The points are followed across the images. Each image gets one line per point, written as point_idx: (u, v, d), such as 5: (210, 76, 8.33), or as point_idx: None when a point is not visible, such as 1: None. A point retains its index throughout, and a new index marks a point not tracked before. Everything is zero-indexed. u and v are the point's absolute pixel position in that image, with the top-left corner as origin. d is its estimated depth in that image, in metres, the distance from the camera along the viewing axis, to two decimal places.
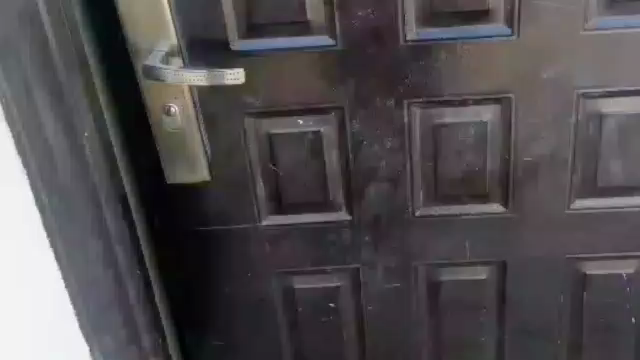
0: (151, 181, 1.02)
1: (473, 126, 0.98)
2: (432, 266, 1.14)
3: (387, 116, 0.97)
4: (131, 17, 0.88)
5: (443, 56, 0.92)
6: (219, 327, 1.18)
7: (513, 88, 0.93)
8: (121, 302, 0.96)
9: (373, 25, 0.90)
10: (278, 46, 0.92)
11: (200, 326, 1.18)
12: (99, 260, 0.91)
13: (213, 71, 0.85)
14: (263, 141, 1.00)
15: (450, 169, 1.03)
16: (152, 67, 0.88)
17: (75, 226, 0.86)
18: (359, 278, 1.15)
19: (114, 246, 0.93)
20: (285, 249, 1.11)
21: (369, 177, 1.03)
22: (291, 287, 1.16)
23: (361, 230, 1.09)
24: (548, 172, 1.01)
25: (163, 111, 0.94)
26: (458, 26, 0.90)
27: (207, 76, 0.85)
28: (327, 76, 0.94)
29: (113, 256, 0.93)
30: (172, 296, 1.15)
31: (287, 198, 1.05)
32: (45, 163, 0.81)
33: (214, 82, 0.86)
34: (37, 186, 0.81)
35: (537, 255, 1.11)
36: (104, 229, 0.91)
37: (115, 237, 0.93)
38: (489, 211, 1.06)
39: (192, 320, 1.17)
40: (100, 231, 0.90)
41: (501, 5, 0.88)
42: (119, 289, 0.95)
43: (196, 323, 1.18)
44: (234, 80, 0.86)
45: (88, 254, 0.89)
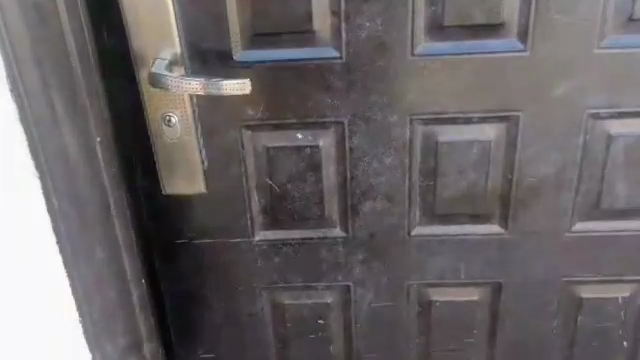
0: (144, 190, 0.98)
1: (476, 144, 0.95)
2: (425, 286, 1.11)
3: (389, 131, 0.94)
4: (135, 23, 0.84)
5: (451, 71, 0.89)
6: (207, 340, 1.14)
7: (521, 106, 0.91)
8: (111, 312, 0.92)
9: (381, 38, 0.86)
10: (282, 56, 0.88)
11: (188, 338, 1.14)
12: (90, 265, 0.87)
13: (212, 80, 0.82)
14: (260, 154, 0.96)
15: (449, 188, 0.99)
16: (156, 74, 0.85)
17: (88, 234, 0.86)
18: (350, 297, 1.11)
19: (123, 255, 0.92)
20: (276, 265, 1.07)
21: (366, 193, 1.00)
22: (281, 303, 1.12)
23: (355, 247, 1.06)
24: (551, 191, 0.98)
25: (162, 121, 0.90)
26: (469, 40, 0.87)
27: (205, 84, 0.82)
28: (329, 88, 0.90)
29: (120, 263, 0.92)
30: (161, 309, 1.10)
31: (281, 213, 1.01)
32: (56, 159, 0.80)
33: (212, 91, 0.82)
34: (50, 187, 0.81)
35: (533, 276, 1.08)
36: (112, 237, 0.89)
37: (124, 244, 0.92)
38: (487, 231, 1.04)
39: (181, 332, 1.13)
40: (108, 240, 0.89)
41: (514, 22, 0.85)
42: (109, 298, 0.92)
43: (184, 335, 1.14)
44: (235, 91, 0.82)
45: (82, 255, 0.86)
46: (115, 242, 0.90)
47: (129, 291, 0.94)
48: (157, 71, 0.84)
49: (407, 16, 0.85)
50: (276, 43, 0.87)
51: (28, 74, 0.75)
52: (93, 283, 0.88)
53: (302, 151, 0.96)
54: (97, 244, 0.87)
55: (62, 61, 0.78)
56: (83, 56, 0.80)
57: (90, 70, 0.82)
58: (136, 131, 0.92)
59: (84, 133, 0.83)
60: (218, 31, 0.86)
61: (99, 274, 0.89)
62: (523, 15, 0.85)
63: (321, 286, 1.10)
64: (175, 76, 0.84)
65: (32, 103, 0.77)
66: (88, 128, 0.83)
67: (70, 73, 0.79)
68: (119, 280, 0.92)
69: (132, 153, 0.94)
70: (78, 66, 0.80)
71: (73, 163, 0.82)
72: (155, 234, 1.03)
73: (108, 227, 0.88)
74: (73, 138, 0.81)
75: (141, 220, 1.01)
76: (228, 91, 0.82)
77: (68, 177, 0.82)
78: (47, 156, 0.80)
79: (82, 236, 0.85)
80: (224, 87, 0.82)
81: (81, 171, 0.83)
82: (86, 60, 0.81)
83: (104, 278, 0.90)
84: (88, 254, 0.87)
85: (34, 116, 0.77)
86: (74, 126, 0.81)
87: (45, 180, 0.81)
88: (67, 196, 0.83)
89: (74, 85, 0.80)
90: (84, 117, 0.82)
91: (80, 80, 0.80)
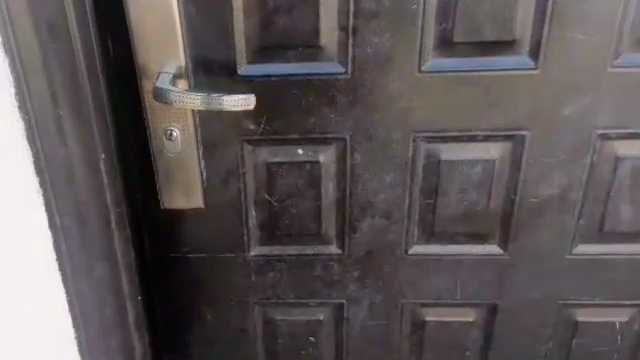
0: (143, 202, 0.95)
1: (479, 163, 0.93)
2: (419, 306, 1.08)
3: (390, 149, 0.92)
4: (142, 33, 0.81)
5: (459, 89, 0.87)
6: (198, 353, 1.12)
7: (528, 126, 0.90)
8: (102, 317, 0.90)
9: (389, 52, 0.84)
10: (286, 70, 0.86)
11: (179, 351, 1.12)
12: (85, 267, 0.86)
13: (212, 95, 0.79)
14: (260, 170, 0.94)
15: (450, 207, 0.97)
16: (161, 89, 0.81)
17: (87, 237, 0.84)
18: (342, 314, 1.08)
19: (122, 275, 0.90)
20: (270, 281, 1.04)
21: (365, 211, 0.97)
22: (272, 319, 1.09)
23: (350, 265, 1.03)
24: (554, 212, 0.97)
25: (162, 135, 0.88)
26: (479, 58, 0.85)
27: (204, 99, 0.79)
28: (334, 102, 0.88)
29: (117, 280, 0.89)
30: (154, 322, 1.08)
31: (278, 229, 0.99)
32: (52, 158, 0.78)
33: (213, 107, 0.79)
34: (46, 184, 0.79)
35: (531, 298, 1.06)
36: (112, 254, 0.87)
37: (122, 262, 0.89)
38: (486, 252, 1.02)
39: (172, 345, 1.11)
40: (105, 248, 0.86)
41: (525, 40, 0.84)
42: (100, 306, 0.89)
43: (175, 348, 1.11)
44: (235, 107, 0.79)
45: (75, 257, 0.84)
46: (114, 261, 0.88)
47: (124, 309, 0.92)
48: (162, 84, 0.81)
49: (417, 32, 0.83)
50: (281, 55, 0.85)
51: (31, 72, 0.74)
52: (90, 296, 0.87)
53: (302, 167, 0.94)
54: (95, 258, 0.86)
55: (69, 63, 0.75)
56: (90, 63, 0.77)
57: (96, 77, 0.79)
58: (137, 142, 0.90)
59: (86, 148, 0.80)
60: (223, 41, 0.84)
61: (95, 289, 0.87)
62: (534, 34, 0.84)
63: (314, 303, 1.07)
64: (180, 91, 0.80)
65: (33, 100, 0.75)
66: (92, 143, 0.80)
67: (77, 79, 0.76)
68: (115, 297, 0.90)
69: (133, 165, 0.91)
70: (85, 75, 0.77)
71: (77, 175, 0.80)
72: (151, 247, 1.00)
73: (107, 243, 0.86)
74: (77, 151, 0.79)
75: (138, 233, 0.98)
76: (228, 107, 0.79)
77: (69, 189, 0.81)
78: (45, 153, 0.78)
79: (81, 249, 0.84)
80: (224, 103, 0.79)
81: (83, 186, 0.81)
82: (93, 68, 0.78)
83: (101, 293, 0.88)
84: (85, 269, 0.86)
85: (38, 127, 0.76)
86: (80, 138, 0.79)
87: (42, 176, 0.79)
88: (66, 195, 0.81)
89: (80, 95, 0.77)
90: (89, 129, 0.79)
91: (86, 84, 0.77)
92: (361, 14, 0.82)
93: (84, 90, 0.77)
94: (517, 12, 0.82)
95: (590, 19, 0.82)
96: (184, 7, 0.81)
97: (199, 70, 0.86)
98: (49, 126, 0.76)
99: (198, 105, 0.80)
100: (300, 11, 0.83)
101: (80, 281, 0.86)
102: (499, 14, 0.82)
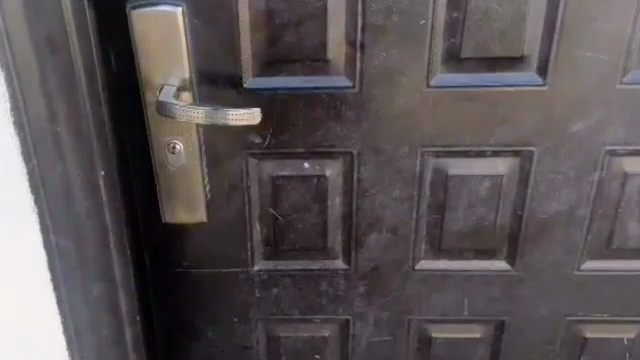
0: (145, 213, 0.96)
1: (487, 179, 0.92)
2: (425, 323, 1.07)
3: (397, 164, 0.91)
4: (146, 45, 0.80)
5: (466, 104, 0.86)
6: None
7: (537, 142, 0.89)
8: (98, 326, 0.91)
9: (396, 68, 0.84)
10: (293, 84, 0.86)
11: None
12: (81, 283, 0.86)
13: (215, 111, 0.78)
14: (266, 185, 0.93)
15: (457, 224, 0.96)
16: (164, 102, 0.81)
17: (83, 249, 0.85)
18: (347, 330, 1.07)
19: (120, 291, 0.93)
20: (274, 296, 1.04)
21: (371, 226, 0.96)
22: (276, 335, 1.08)
23: (356, 281, 1.02)
24: (562, 228, 0.96)
25: (166, 148, 0.87)
26: (486, 73, 0.85)
27: (207, 114, 0.78)
28: (340, 117, 0.87)
29: (116, 300, 0.93)
30: (154, 335, 1.07)
31: (283, 244, 0.98)
32: (49, 171, 0.79)
33: (216, 122, 0.79)
34: (41, 200, 0.79)
35: (539, 315, 1.05)
36: (108, 265, 0.90)
37: (121, 281, 0.93)
38: (493, 268, 1.01)
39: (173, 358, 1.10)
40: (100, 254, 0.88)
41: (535, 56, 0.84)
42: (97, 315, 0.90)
43: None
44: (237, 122, 0.79)
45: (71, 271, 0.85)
46: (111, 270, 0.91)
47: (123, 330, 0.96)
48: (164, 98, 0.81)
49: (425, 47, 0.83)
50: (288, 69, 0.85)
51: (30, 88, 0.74)
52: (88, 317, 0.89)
53: (308, 181, 0.93)
54: (97, 277, 0.88)
55: (69, 74, 0.77)
56: (90, 76, 0.80)
57: (95, 86, 0.82)
58: (139, 154, 0.91)
59: (86, 162, 0.83)
60: (231, 55, 0.83)
61: (94, 307, 0.89)
62: (544, 50, 0.83)
63: (319, 319, 1.06)
64: (183, 104, 0.80)
65: (32, 115, 0.76)
66: (92, 161, 0.83)
67: (76, 90, 0.79)
68: (111, 307, 0.92)
69: (134, 175, 0.93)
70: (85, 91, 0.80)
71: (75, 192, 0.82)
72: (151, 259, 1.00)
73: (104, 262, 0.89)
74: (77, 171, 0.82)
75: (139, 247, 0.98)
76: (230, 122, 0.79)
77: (68, 211, 0.82)
78: (41, 169, 0.78)
79: (77, 268, 0.85)
80: (227, 119, 0.78)
81: (81, 208, 0.83)
82: (92, 78, 0.81)
83: (98, 310, 0.90)
84: (82, 288, 0.87)
85: (34, 139, 0.77)
86: (79, 151, 0.81)
87: (38, 194, 0.79)
88: (63, 209, 0.81)
89: (80, 111, 0.80)
90: (89, 141, 0.82)
91: (84, 93, 0.80)
92: (369, 29, 0.81)
93: (84, 102, 0.80)
94: (526, 28, 0.82)
95: (600, 36, 0.82)
96: (189, 20, 0.81)
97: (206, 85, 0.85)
98: (46, 147, 0.78)
99: (201, 120, 0.79)
100: (308, 26, 0.82)
101: (77, 301, 0.87)
102: (508, 31, 0.82)
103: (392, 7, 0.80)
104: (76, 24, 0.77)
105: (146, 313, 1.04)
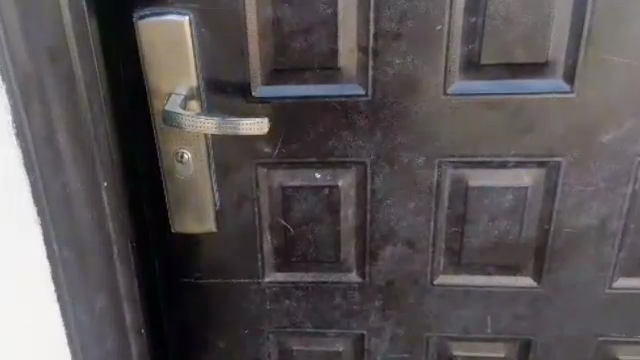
0: (154, 221, 0.93)
1: (510, 191, 0.87)
2: (445, 339, 1.01)
3: (412, 175, 0.86)
4: (153, 55, 0.76)
5: (487, 113, 0.81)
6: None
7: (563, 153, 0.83)
8: (104, 335, 0.87)
9: (411, 75, 0.79)
10: (303, 91, 0.81)
11: None
12: (84, 289, 0.82)
13: (227, 121, 0.75)
14: (276, 194, 0.89)
15: (478, 237, 0.91)
16: (169, 111, 0.77)
17: (87, 256, 0.82)
18: (362, 345, 1.03)
19: (123, 302, 0.89)
20: (286, 308, 0.99)
21: (386, 238, 0.91)
22: (289, 348, 1.04)
23: (371, 294, 0.97)
24: (592, 244, 0.90)
25: (174, 158, 0.83)
26: (509, 80, 0.79)
27: (219, 124, 0.75)
28: (352, 126, 0.82)
29: (120, 312, 0.89)
30: (166, 345, 1.04)
31: (294, 256, 0.94)
32: (50, 172, 0.75)
33: (227, 132, 0.75)
34: (41, 202, 0.75)
35: (567, 334, 0.99)
36: (113, 277, 0.86)
37: (125, 294, 0.89)
38: (517, 284, 0.95)
39: None
40: (104, 262, 0.84)
41: (561, 62, 0.78)
42: (101, 324, 0.86)
43: None
44: (251, 132, 0.75)
45: (76, 276, 0.81)
46: (115, 282, 0.87)
47: (128, 342, 0.92)
48: (171, 107, 0.77)
49: (441, 54, 0.77)
50: (298, 76, 0.81)
51: (28, 88, 0.70)
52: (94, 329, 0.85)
53: (320, 192, 0.88)
54: (98, 291, 0.84)
55: (68, 76, 0.74)
56: (90, 81, 0.77)
57: (95, 89, 0.78)
58: (145, 162, 0.88)
59: (88, 169, 0.79)
60: (238, 63, 0.79)
61: (97, 318, 0.85)
62: (571, 55, 0.77)
63: (333, 333, 1.02)
64: (189, 115, 0.75)
65: (30, 115, 0.71)
66: (94, 168, 0.80)
67: (75, 93, 0.75)
68: (114, 319, 0.88)
69: (143, 184, 0.90)
70: (85, 95, 0.76)
71: (75, 201, 0.78)
72: (161, 270, 0.97)
73: (108, 273, 0.85)
74: (80, 182, 0.78)
75: (148, 257, 0.95)
76: (243, 132, 0.75)
77: (69, 224, 0.78)
78: (43, 171, 0.74)
79: (83, 282, 0.82)
80: (239, 129, 0.75)
81: (84, 217, 0.80)
82: (92, 82, 0.77)
83: (103, 322, 0.86)
84: (88, 300, 0.83)
85: (34, 142, 0.72)
86: (80, 157, 0.78)
87: (38, 195, 0.75)
88: (65, 213, 0.78)
89: (80, 115, 0.76)
90: (89, 146, 0.78)
91: (83, 97, 0.76)
92: (381, 35, 0.77)
93: (84, 106, 0.77)
94: (551, 33, 0.76)
95: (632, 42, 0.75)
96: (196, 29, 0.77)
97: (212, 93, 0.81)
98: (47, 152, 0.74)
99: (212, 130, 0.75)
100: (317, 31, 0.77)
101: (82, 312, 0.83)
102: (532, 35, 0.76)
103: (406, 12, 0.75)
104: (76, 30, 0.73)
105: (156, 324, 1.01)
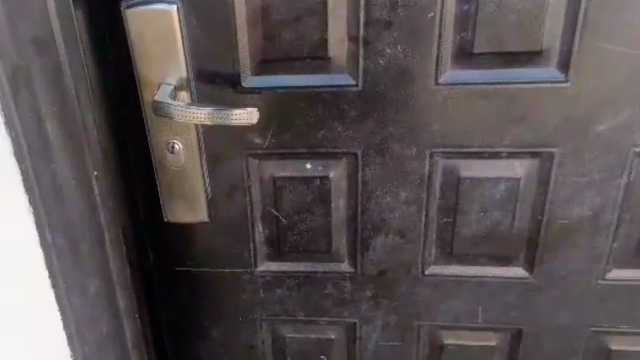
0: (148, 211, 0.92)
1: (503, 181, 0.86)
2: (437, 328, 1.01)
3: (404, 166, 0.85)
4: (142, 45, 0.75)
5: (480, 103, 0.79)
6: None
7: (557, 144, 0.82)
8: (96, 323, 0.86)
9: (403, 64, 0.77)
10: (294, 81, 0.80)
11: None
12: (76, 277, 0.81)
13: (222, 110, 0.73)
14: (267, 184, 0.88)
15: (471, 228, 0.90)
16: (159, 102, 0.75)
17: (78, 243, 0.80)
18: (354, 333, 1.02)
19: (116, 291, 0.88)
20: (278, 297, 0.99)
21: (378, 228, 0.91)
22: (281, 336, 1.04)
23: (363, 284, 0.97)
24: (585, 235, 0.89)
25: (165, 149, 0.82)
26: (502, 71, 0.78)
27: (214, 115, 0.73)
28: (343, 116, 0.81)
29: (113, 301, 0.88)
30: (161, 332, 1.04)
31: (286, 245, 0.93)
32: (40, 158, 0.73)
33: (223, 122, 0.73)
34: (32, 188, 0.74)
35: (559, 324, 0.98)
36: (105, 265, 0.85)
37: (118, 282, 0.88)
38: (509, 275, 0.94)
39: (180, 354, 1.07)
40: (94, 250, 0.83)
41: (554, 51, 0.76)
42: (93, 311, 0.85)
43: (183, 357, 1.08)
44: (246, 121, 0.74)
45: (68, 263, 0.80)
46: (107, 270, 0.86)
47: (122, 329, 0.91)
48: (161, 97, 0.76)
49: (434, 43, 0.76)
50: (287, 65, 0.79)
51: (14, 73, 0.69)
52: (86, 317, 0.84)
53: (311, 182, 0.87)
54: (90, 278, 0.83)
55: (53, 63, 0.72)
56: (76, 69, 0.75)
57: (83, 77, 0.77)
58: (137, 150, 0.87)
59: (77, 157, 0.78)
60: (226, 52, 0.78)
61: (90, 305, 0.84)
62: (565, 44, 0.76)
63: (326, 322, 1.01)
64: (180, 105, 0.74)
65: (19, 102, 0.70)
66: (83, 157, 0.78)
67: (62, 81, 0.73)
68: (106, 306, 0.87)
69: (136, 174, 0.89)
70: (71, 83, 0.75)
71: (63, 191, 0.77)
72: (155, 259, 0.96)
73: (101, 262, 0.85)
74: (69, 171, 0.77)
75: (142, 246, 0.94)
76: (239, 121, 0.73)
77: (60, 211, 0.77)
78: (32, 157, 0.73)
79: (75, 269, 0.81)
80: (234, 118, 0.73)
81: (74, 206, 0.79)
82: (80, 69, 0.76)
83: (96, 309, 0.85)
84: (80, 288, 0.82)
85: (24, 128, 0.71)
86: (68, 146, 0.76)
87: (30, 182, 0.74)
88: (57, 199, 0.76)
89: (67, 103, 0.75)
90: (78, 135, 0.77)
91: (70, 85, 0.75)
92: (372, 23, 0.75)
93: (71, 94, 0.75)
94: (545, 22, 0.75)
95: (628, 31, 0.74)
96: (185, 16, 0.75)
97: (202, 81, 0.80)
98: (36, 139, 0.72)
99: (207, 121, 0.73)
100: (306, 19, 0.76)
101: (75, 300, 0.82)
102: (525, 25, 0.75)
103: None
104: (62, 17, 0.72)
105: (151, 312, 1.00)
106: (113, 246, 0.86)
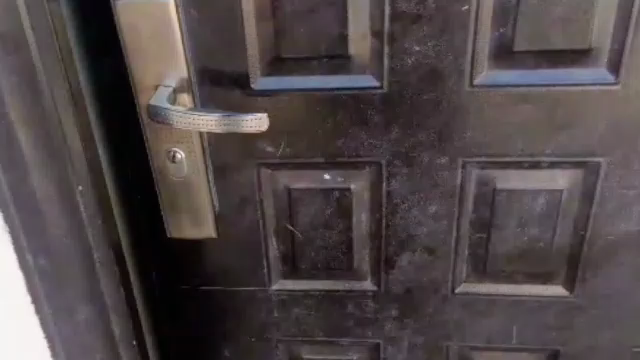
0: (149, 228, 0.84)
1: (543, 194, 0.78)
2: (467, 349, 0.93)
3: (433, 178, 0.77)
4: (136, 39, 0.67)
5: (519, 107, 0.71)
6: None
7: (603, 152, 0.74)
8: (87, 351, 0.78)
9: (431, 64, 0.68)
10: (309, 83, 0.71)
11: None
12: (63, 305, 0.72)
13: (228, 117, 0.65)
14: (281, 197, 0.80)
15: (506, 243, 0.82)
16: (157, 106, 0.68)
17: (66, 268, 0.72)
18: (377, 354, 0.95)
19: (113, 319, 0.79)
20: (295, 317, 0.91)
21: (404, 245, 0.83)
22: (299, 356, 0.96)
23: (387, 303, 0.89)
24: (632, 251, 0.81)
25: (165, 157, 0.74)
26: (544, 70, 0.69)
27: (220, 122, 0.65)
28: (365, 122, 0.73)
29: (110, 330, 0.79)
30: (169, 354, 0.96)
31: (303, 262, 0.86)
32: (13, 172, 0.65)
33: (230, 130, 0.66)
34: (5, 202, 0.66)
35: (600, 346, 0.90)
36: (100, 292, 0.76)
37: (113, 308, 0.79)
38: (548, 294, 0.86)
39: None
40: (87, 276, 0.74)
41: (605, 49, 0.68)
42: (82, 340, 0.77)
43: None
44: (254, 128, 0.65)
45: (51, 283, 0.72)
46: (102, 297, 0.77)
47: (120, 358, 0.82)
48: (159, 101, 0.68)
49: (468, 40, 0.67)
50: (302, 64, 0.70)
51: None
52: (78, 344, 0.77)
53: (330, 195, 0.79)
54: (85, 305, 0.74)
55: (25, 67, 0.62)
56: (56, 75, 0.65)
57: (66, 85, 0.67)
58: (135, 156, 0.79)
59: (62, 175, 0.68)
60: (232, 48, 0.69)
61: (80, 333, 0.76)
62: (617, 42, 0.67)
63: (346, 343, 0.93)
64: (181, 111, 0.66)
65: None
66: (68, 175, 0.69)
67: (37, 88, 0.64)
68: (104, 334, 0.78)
69: (135, 186, 0.81)
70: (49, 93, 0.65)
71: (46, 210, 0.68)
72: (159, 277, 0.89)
73: (94, 290, 0.75)
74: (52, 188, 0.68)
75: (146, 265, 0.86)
76: (247, 129, 0.65)
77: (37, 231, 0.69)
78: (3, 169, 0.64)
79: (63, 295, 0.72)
80: (242, 125, 0.65)
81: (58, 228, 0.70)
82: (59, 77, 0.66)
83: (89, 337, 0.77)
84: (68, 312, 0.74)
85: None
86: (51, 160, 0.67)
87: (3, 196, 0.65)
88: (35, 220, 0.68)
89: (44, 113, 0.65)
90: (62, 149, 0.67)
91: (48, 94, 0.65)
92: (399, 18, 0.66)
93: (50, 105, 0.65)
94: (595, 17, 0.66)
95: None
96: (183, 8, 0.67)
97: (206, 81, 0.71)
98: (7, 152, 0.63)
99: (213, 129, 0.66)
100: (322, 12, 0.67)
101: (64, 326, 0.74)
102: (572, 19, 0.66)
103: None
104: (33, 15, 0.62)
105: (158, 333, 0.93)
106: (110, 270, 0.77)
